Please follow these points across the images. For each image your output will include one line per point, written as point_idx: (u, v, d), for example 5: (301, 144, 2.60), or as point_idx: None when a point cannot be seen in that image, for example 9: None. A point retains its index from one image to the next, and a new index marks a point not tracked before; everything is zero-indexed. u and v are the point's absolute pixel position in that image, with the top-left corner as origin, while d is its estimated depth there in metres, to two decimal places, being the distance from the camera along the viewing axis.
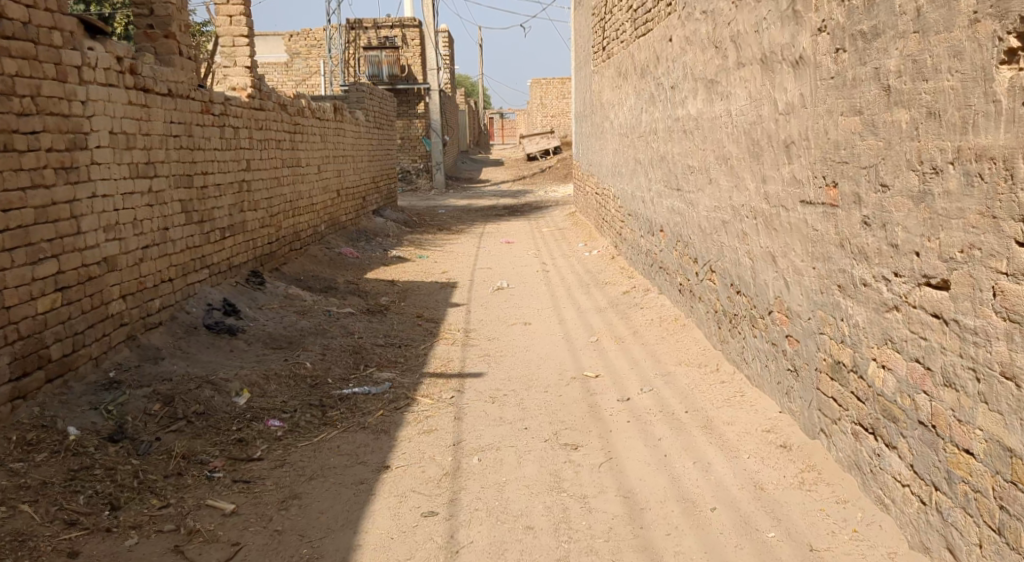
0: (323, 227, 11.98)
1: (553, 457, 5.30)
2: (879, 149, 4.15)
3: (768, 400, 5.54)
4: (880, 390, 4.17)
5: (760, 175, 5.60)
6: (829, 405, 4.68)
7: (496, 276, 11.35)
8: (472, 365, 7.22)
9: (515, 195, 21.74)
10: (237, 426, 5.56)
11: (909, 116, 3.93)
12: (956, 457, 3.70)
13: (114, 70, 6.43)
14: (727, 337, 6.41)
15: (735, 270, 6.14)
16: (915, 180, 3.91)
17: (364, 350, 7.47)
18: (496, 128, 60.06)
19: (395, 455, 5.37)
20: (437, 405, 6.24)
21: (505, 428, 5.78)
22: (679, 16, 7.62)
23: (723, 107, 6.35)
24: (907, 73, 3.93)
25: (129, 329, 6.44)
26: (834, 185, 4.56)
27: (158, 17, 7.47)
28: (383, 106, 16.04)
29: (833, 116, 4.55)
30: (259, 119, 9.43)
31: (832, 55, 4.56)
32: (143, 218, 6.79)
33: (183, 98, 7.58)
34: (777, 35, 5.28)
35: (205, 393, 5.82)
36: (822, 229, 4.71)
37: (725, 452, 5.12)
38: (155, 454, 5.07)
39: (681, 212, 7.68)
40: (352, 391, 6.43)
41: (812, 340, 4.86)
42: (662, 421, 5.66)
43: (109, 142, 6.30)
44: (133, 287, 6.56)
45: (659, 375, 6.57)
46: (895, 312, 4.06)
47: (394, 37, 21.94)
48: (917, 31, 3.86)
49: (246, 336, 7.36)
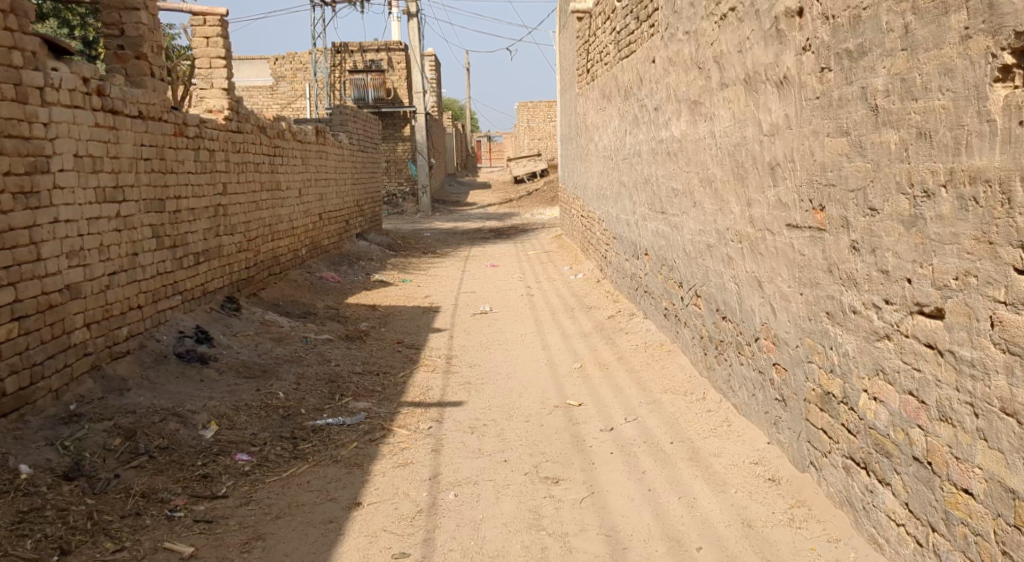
0: (305, 251, 11.76)
1: (533, 492, 5.09)
2: (867, 171, 3.99)
3: (756, 430, 5.34)
4: (872, 423, 3.99)
5: (745, 198, 5.43)
6: (818, 437, 4.49)
7: (480, 300, 11.14)
8: (452, 394, 7.01)
9: (501, 218, 21.56)
10: (202, 462, 5.34)
11: (898, 137, 3.77)
12: (954, 497, 3.51)
13: (80, 91, 6.25)
14: (714, 365, 6.22)
15: (721, 295, 5.96)
16: (905, 204, 3.74)
17: (340, 379, 7.24)
18: (484, 150, 60.01)
19: (367, 491, 5.15)
20: (414, 436, 6.02)
21: (484, 461, 5.57)
22: (662, 37, 7.48)
23: (706, 129, 6.20)
24: (895, 92, 3.77)
25: (94, 359, 6.25)
26: (821, 208, 4.39)
27: (129, 38, 7.30)
28: (368, 129, 15.86)
29: (819, 137, 4.39)
30: (236, 142, 9.22)
31: (817, 75, 4.40)
32: (110, 243, 6.59)
33: (155, 120, 7.38)
34: (760, 55, 5.14)
35: (170, 426, 5.60)
36: (809, 254, 4.54)
37: (712, 486, 4.91)
38: (112, 492, 4.84)
39: (665, 236, 7.51)
40: (325, 422, 6.20)
41: (800, 369, 4.67)
42: (647, 452, 5.46)
43: (73, 165, 6.13)
44: (98, 316, 6.37)
45: (644, 403, 6.38)
46: (886, 342, 3.88)
47: (380, 60, 21.77)
48: (905, 48, 3.70)
49: (218, 365, 7.13)
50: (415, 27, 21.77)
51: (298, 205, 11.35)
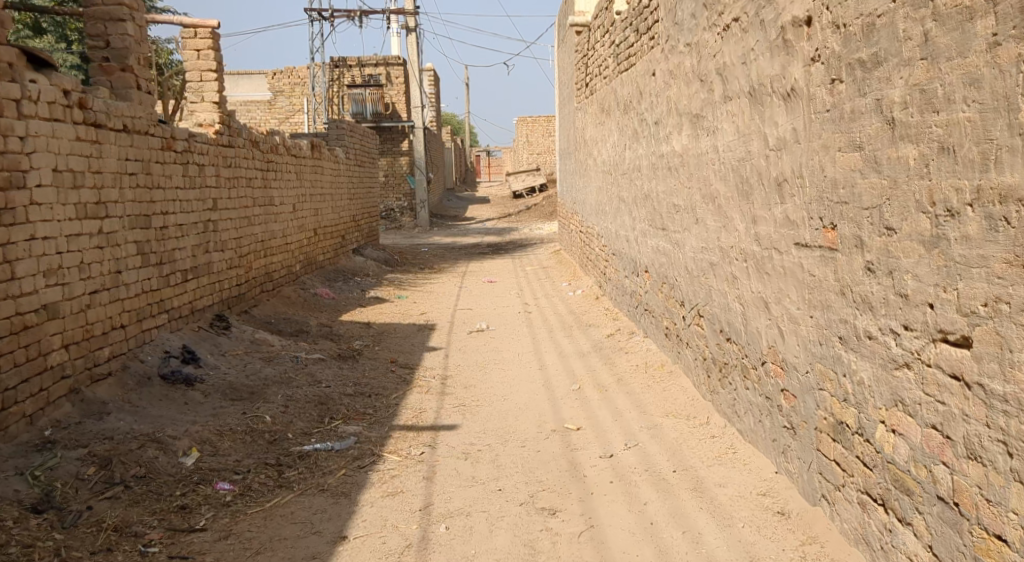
0: (299, 267, 11.52)
1: (528, 525, 4.84)
2: (882, 188, 3.75)
3: (764, 459, 5.10)
4: (891, 457, 3.74)
5: (750, 216, 5.20)
6: (831, 469, 4.24)
7: (477, 317, 10.91)
8: (447, 416, 6.76)
9: (499, 233, 21.36)
10: (181, 492, 5.11)
11: (918, 152, 3.54)
12: (985, 543, 3.26)
13: (61, 104, 6.03)
14: (717, 388, 5.98)
15: (725, 315, 5.73)
16: (926, 224, 3.51)
17: (331, 401, 6.99)
18: (484, 164, 59.90)
19: (354, 523, 4.92)
20: (406, 462, 5.78)
21: (477, 490, 5.32)
22: (662, 49, 7.28)
23: (709, 143, 5.98)
24: (914, 104, 3.54)
25: (72, 381, 6.02)
26: (833, 227, 4.16)
27: (115, 50, 7.09)
28: (365, 142, 15.63)
29: (829, 152, 4.16)
30: (227, 156, 8.97)
31: (827, 86, 4.18)
32: (92, 261, 6.36)
33: (142, 134, 7.13)
34: (766, 66, 4.91)
35: (148, 453, 5.37)
36: (819, 274, 4.30)
37: (718, 520, 4.66)
38: (82, 527, 4.63)
39: (666, 253, 7.28)
40: (313, 448, 5.95)
41: (810, 397, 4.43)
42: (648, 482, 5.21)
43: (52, 180, 5.92)
44: (78, 336, 6.13)
45: (645, 428, 6.12)
46: (905, 371, 3.64)
47: (378, 75, 21.40)
48: (925, 57, 3.47)
49: (204, 387, 6.87)
50: (414, 41, 21.61)
51: (291, 220, 11.12)
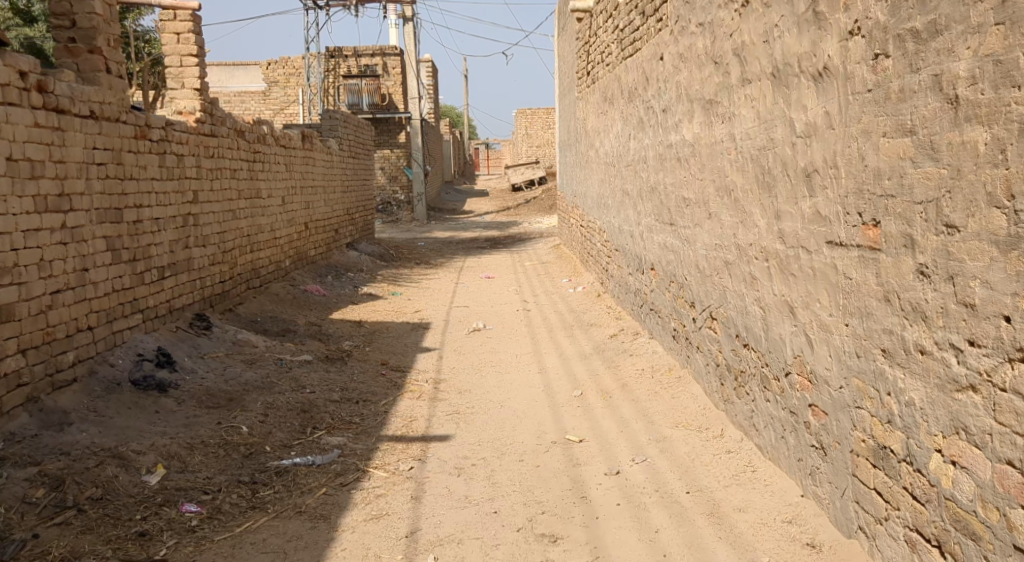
0: (288, 263, 10.99)
1: (527, 555, 4.35)
2: (941, 179, 3.29)
3: (788, 479, 4.60)
4: (950, 493, 3.28)
5: (772, 211, 4.68)
6: (871, 499, 3.76)
7: (474, 316, 10.35)
8: (438, 426, 6.24)
9: (500, 227, 20.78)
10: (141, 516, 4.62)
11: (989, 135, 3.09)
12: None
13: (16, 87, 5.51)
14: (732, 398, 5.47)
15: (743, 319, 5.20)
16: (1000, 221, 3.06)
17: (314, 408, 6.48)
18: (484, 157, 59.31)
19: (331, 554, 4.42)
20: (393, 479, 5.27)
21: (470, 512, 4.81)
22: (671, 31, 6.75)
23: (724, 131, 5.47)
24: (986, 78, 3.09)
25: (29, 389, 5.51)
26: (874, 224, 3.66)
27: (80, 30, 6.54)
28: (359, 133, 15.04)
29: (871, 138, 3.67)
30: (208, 145, 8.42)
31: (868, 63, 3.67)
32: (53, 258, 5.84)
33: (112, 121, 6.59)
34: (792, 44, 4.39)
35: (107, 472, 4.86)
36: (857, 277, 3.79)
37: (739, 554, 4.16)
38: (23, 559, 4.16)
39: (675, 249, 6.75)
40: (292, 462, 5.45)
41: (845, 415, 3.93)
42: (660, 505, 4.70)
43: (4, 170, 5.41)
44: (37, 340, 5.63)
45: (654, 440, 5.61)
46: (969, 394, 3.19)
47: (375, 66, 20.85)
48: (1001, 22, 3.03)
49: (177, 394, 6.35)
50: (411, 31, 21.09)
51: (281, 213, 10.60)
